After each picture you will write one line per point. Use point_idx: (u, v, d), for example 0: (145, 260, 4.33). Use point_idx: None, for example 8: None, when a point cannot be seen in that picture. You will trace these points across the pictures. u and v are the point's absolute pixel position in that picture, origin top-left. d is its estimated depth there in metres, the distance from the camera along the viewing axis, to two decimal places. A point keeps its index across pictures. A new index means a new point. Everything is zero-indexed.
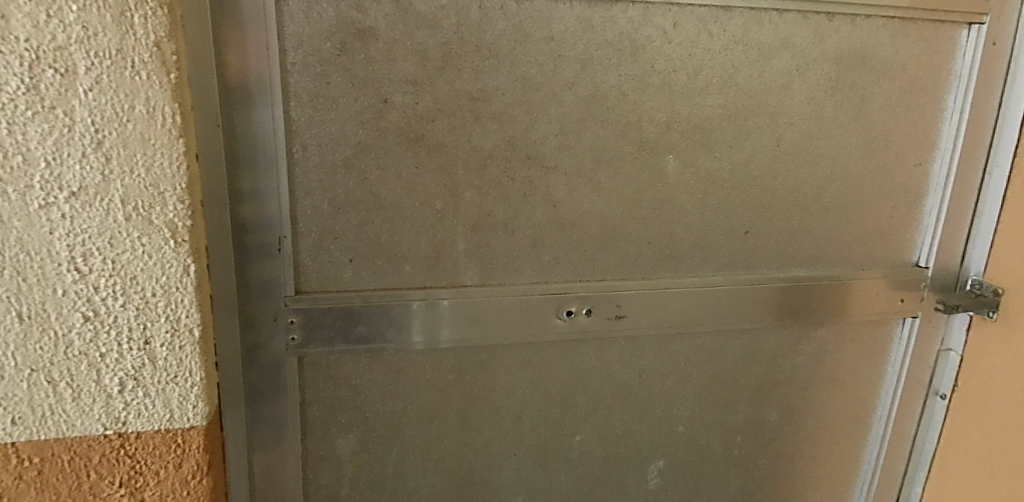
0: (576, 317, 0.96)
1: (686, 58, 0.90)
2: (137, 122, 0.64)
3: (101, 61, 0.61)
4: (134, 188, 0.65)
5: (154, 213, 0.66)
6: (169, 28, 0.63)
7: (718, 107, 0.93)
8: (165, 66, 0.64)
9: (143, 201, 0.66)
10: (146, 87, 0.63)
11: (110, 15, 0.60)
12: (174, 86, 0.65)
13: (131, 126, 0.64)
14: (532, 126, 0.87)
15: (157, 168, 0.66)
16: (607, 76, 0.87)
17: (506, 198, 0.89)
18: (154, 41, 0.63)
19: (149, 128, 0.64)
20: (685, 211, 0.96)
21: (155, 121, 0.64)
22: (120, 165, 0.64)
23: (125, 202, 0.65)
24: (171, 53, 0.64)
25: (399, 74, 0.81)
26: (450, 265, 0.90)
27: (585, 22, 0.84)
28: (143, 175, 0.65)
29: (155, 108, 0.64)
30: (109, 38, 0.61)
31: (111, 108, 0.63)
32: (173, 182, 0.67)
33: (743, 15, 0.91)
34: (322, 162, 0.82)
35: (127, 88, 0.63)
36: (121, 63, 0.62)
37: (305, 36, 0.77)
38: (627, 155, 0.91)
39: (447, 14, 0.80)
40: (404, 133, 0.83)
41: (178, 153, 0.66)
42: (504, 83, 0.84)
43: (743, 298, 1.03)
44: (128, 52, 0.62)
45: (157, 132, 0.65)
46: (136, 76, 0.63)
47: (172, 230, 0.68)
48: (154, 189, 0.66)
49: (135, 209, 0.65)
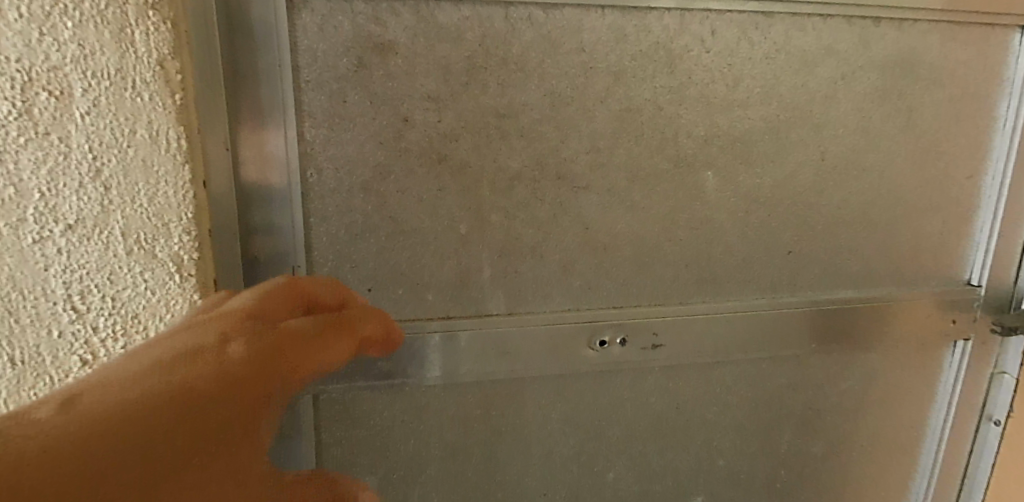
0: (610, 347, 0.89)
1: (725, 69, 0.84)
2: (138, 147, 0.58)
3: (99, 82, 0.56)
4: (135, 219, 0.60)
5: (157, 246, 0.61)
6: (174, 45, 0.58)
7: (759, 119, 0.87)
8: (169, 86, 0.58)
9: (146, 233, 0.60)
10: (148, 109, 0.58)
11: (108, 32, 0.55)
12: (180, 108, 0.59)
13: (132, 151, 0.58)
14: (562, 144, 0.81)
15: (160, 197, 0.60)
16: (641, 88, 0.81)
17: (535, 221, 0.83)
18: (156, 60, 0.57)
19: (151, 154, 0.59)
20: (725, 231, 0.90)
21: (157, 146, 0.59)
22: (119, 195, 0.59)
23: (126, 235, 0.60)
24: (176, 72, 0.59)
25: (420, 90, 0.75)
26: (475, 293, 0.84)
27: (618, 31, 0.79)
28: (145, 206, 0.60)
29: (157, 131, 0.59)
30: (107, 58, 0.56)
31: (109, 133, 0.57)
32: (178, 212, 0.61)
33: (785, 20, 0.85)
34: (338, 186, 0.76)
35: (127, 111, 0.57)
36: (120, 84, 0.57)
37: (319, 52, 0.72)
38: (663, 173, 0.85)
39: (471, 25, 0.75)
40: (426, 154, 0.77)
41: (184, 180, 0.61)
42: (532, 98, 0.79)
43: (786, 323, 0.96)
44: (128, 72, 0.57)
45: (161, 158, 0.59)
46: (137, 97, 0.57)
47: (177, 264, 0.62)
48: (157, 220, 0.60)
49: (135, 242, 0.60)
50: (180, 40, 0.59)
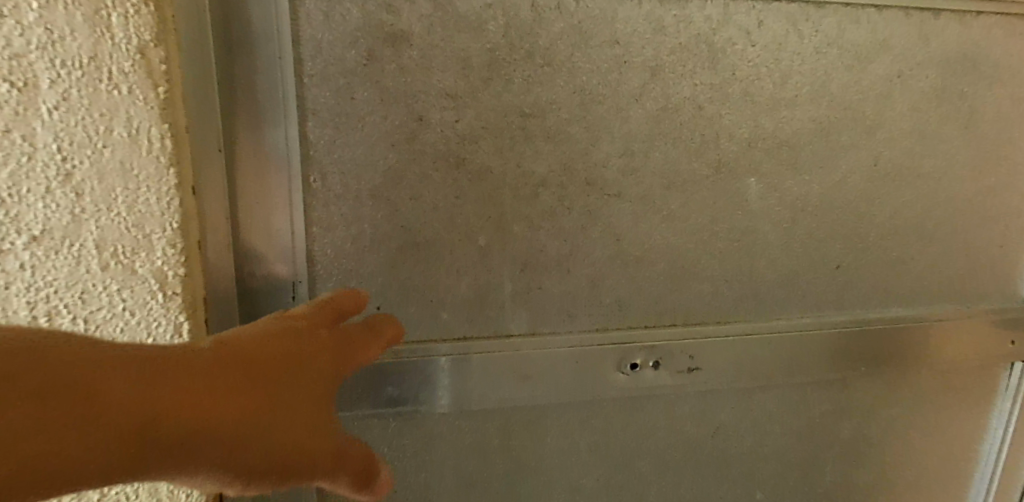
0: (642, 370, 0.81)
1: (773, 64, 0.76)
2: (115, 147, 0.51)
3: (69, 72, 0.48)
4: (111, 230, 0.52)
5: (137, 261, 0.53)
6: (157, 30, 0.50)
7: (808, 120, 0.79)
8: (151, 77, 0.50)
9: (124, 246, 0.52)
10: (126, 104, 0.50)
11: (80, 14, 0.48)
12: (164, 103, 0.52)
13: (107, 152, 0.50)
14: (592, 147, 0.73)
15: (141, 205, 0.52)
16: (680, 85, 0.73)
17: (561, 232, 0.75)
18: (136, 47, 0.49)
19: (130, 155, 0.51)
20: (769, 244, 0.82)
21: (137, 146, 0.51)
22: (93, 202, 0.51)
23: (100, 248, 0.52)
24: (159, 61, 0.51)
25: (437, 86, 0.67)
26: (494, 311, 0.76)
27: (655, 22, 0.71)
28: (124, 215, 0.52)
29: (137, 129, 0.51)
30: (79, 44, 0.48)
31: (81, 131, 0.49)
32: (161, 222, 0.53)
33: (838, 12, 0.76)
34: (344, 193, 0.68)
35: (102, 105, 0.49)
36: (94, 74, 0.49)
37: (325, 43, 0.64)
38: (703, 179, 0.77)
39: (494, 14, 0.67)
40: (442, 157, 0.70)
41: (168, 185, 0.53)
42: (560, 96, 0.71)
43: (835, 345, 0.87)
44: (103, 61, 0.49)
45: (141, 160, 0.51)
46: (113, 90, 0.49)
47: (160, 281, 0.54)
48: (137, 231, 0.53)
49: (112, 256, 0.52)
50: (165, 25, 0.51)
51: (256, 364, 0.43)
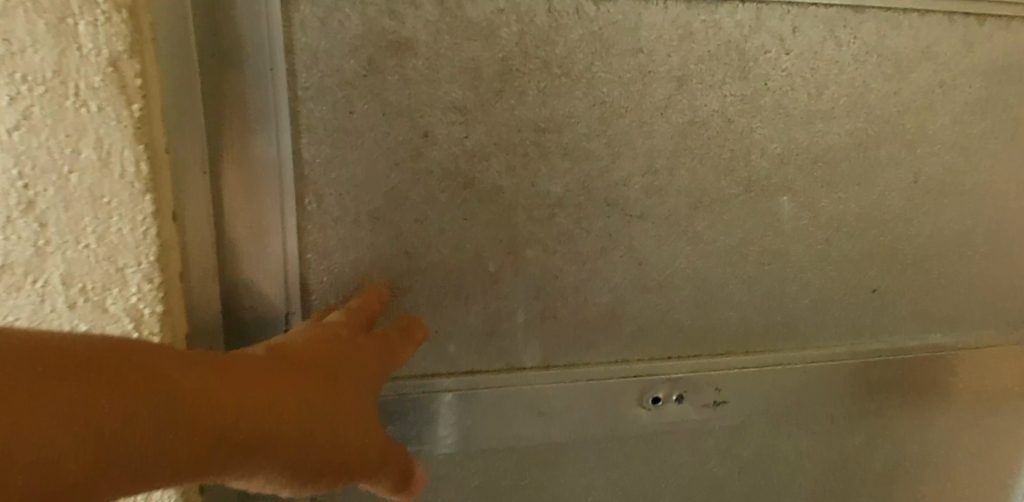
0: (664, 404, 0.75)
1: (808, 74, 0.69)
2: (83, 172, 0.45)
3: (30, 87, 0.42)
4: (79, 263, 0.46)
5: (110, 298, 0.47)
6: (132, 39, 0.44)
7: (845, 134, 0.72)
8: (125, 92, 0.44)
9: (95, 282, 0.47)
10: (96, 123, 0.44)
11: (41, 22, 0.42)
12: (139, 123, 0.45)
13: (74, 177, 0.45)
14: (612, 164, 0.67)
15: (113, 236, 0.46)
16: (708, 97, 0.67)
17: (578, 256, 0.69)
18: (107, 59, 0.43)
19: (101, 180, 0.45)
20: (801, 267, 0.76)
21: (108, 170, 0.45)
22: (59, 233, 0.45)
23: (67, 284, 0.46)
24: (133, 75, 0.45)
25: (444, 99, 0.62)
26: (506, 342, 0.70)
27: (681, 28, 0.65)
28: (94, 247, 0.46)
29: (108, 151, 0.45)
30: (40, 56, 0.42)
31: (43, 154, 0.44)
32: (137, 254, 0.47)
33: (878, 17, 0.69)
34: (343, 215, 0.62)
35: (67, 125, 0.44)
36: (59, 90, 0.43)
37: (322, 52, 0.58)
38: (731, 198, 0.71)
39: (507, 20, 0.61)
40: (449, 176, 0.64)
41: (144, 213, 0.47)
42: (578, 109, 0.65)
43: (872, 375, 0.81)
44: (69, 74, 0.43)
45: (114, 186, 0.46)
46: (81, 107, 0.43)
47: (135, 320, 0.48)
48: (109, 265, 0.47)
49: (81, 293, 0.46)
50: (141, 33, 0.45)
51: (283, 367, 0.44)
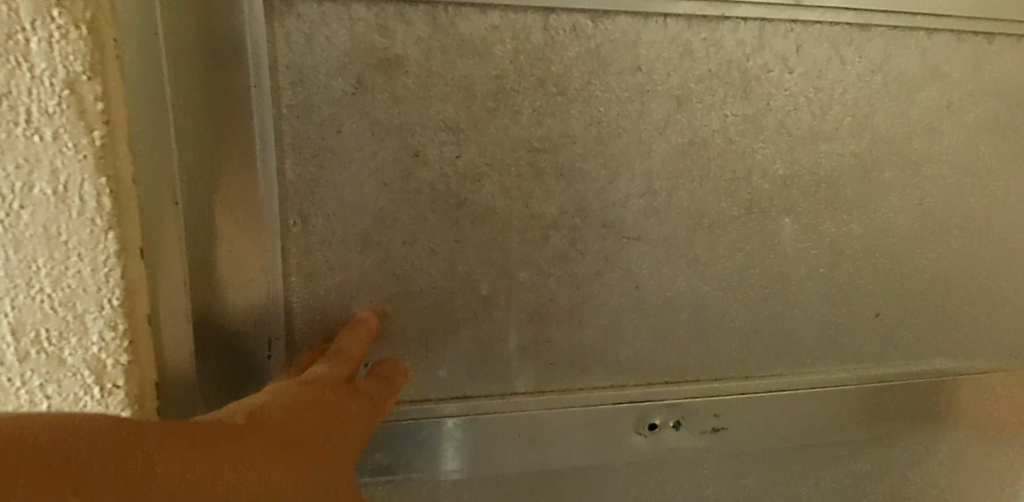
0: (661, 431, 0.73)
1: (812, 93, 0.67)
2: (35, 209, 0.43)
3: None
4: (30, 311, 0.45)
5: (66, 348, 0.46)
6: (91, 60, 0.43)
7: (851, 155, 0.70)
8: (84, 119, 0.43)
9: (49, 329, 0.45)
10: (52, 156, 0.43)
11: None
12: (100, 153, 0.44)
13: (27, 214, 0.43)
14: (610, 185, 0.65)
15: (69, 279, 0.45)
16: (709, 116, 0.65)
17: (574, 280, 0.67)
18: (64, 82, 0.43)
19: (56, 218, 0.44)
20: (803, 292, 0.74)
21: (65, 206, 0.44)
22: (9, 277, 0.44)
23: (17, 332, 0.45)
24: (95, 103, 0.44)
25: (435, 118, 0.60)
26: (498, 367, 0.68)
27: (682, 46, 0.63)
28: (49, 292, 0.45)
29: (65, 185, 0.44)
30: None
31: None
32: (97, 298, 0.46)
33: (882, 35, 0.67)
34: (330, 238, 0.60)
35: (17, 157, 0.42)
36: (10, 118, 0.42)
37: (308, 69, 0.56)
38: (733, 220, 0.69)
39: (501, 37, 0.59)
40: (440, 198, 0.62)
41: (106, 251, 0.46)
42: (575, 128, 0.63)
43: (876, 401, 0.79)
44: (20, 99, 0.42)
45: (71, 223, 0.44)
46: (34, 135, 0.42)
47: (96, 373, 0.47)
48: (66, 312, 0.45)
49: (35, 343, 0.45)
50: (102, 59, 0.44)
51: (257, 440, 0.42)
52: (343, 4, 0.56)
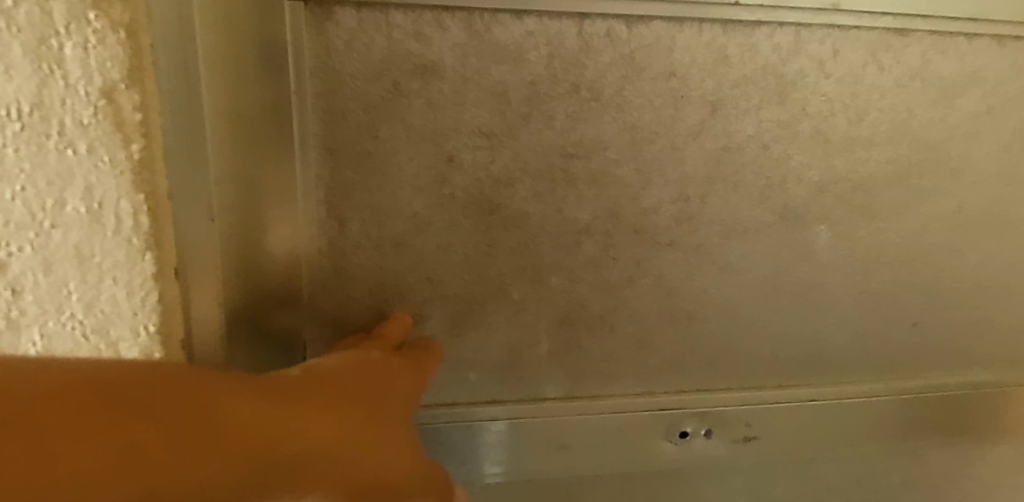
0: (691, 440, 0.72)
1: (849, 99, 0.66)
2: (66, 228, 0.41)
3: (3, 124, 0.38)
4: None
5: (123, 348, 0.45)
6: (129, 67, 0.40)
7: (887, 161, 0.69)
8: (122, 129, 0.40)
9: None
10: None
11: (17, 44, 0.37)
12: None
13: (57, 234, 0.41)
14: (642, 192, 0.65)
15: (101, 304, 0.43)
16: (743, 122, 0.65)
17: (605, 285, 0.67)
18: (100, 90, 0.39)
19: (90, 238, 0.42)
20: (838, 301, 0.72)
21: (99, 225, 0.42)
22: (36, 302, 0.42)
23: None
24: None
25: (470, 124, 0.61)
26: (528, 372, 0.68)
27: (717, 51, 0.62)
28: None
29: (99, 202, 0.41)
30: (17, 85, 0.38)
31: (20, 205, 0.40)
32: None
33: (922, 40, 0.66)
34: (365, 241, 0.62)
35: (48, 171, 0.40)
36: (40, 128, 0.39)
37: (347, 75, 0.57)
38: (767, 227, 0.68)
39: (536, 42, 0.59)
40: (473, 202, 0.63)
41: (143, 273, 0.44)
42: (608, 134, 0.63)
43: (911, 412, 0.77)
44: (52, 108, 0.39)
45: (105, 243, 0.42)
46: None
47: None
48: None
49: None
50: (142, 59, 0.41)
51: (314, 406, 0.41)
52: (381, 12, 0.56)
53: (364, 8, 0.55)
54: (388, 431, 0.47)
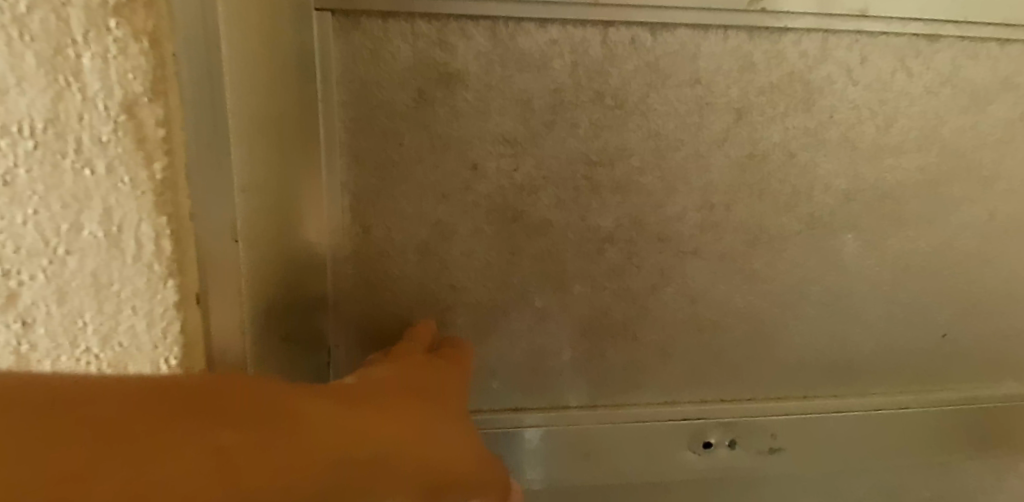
0: (715, 450, 0.71)
1: (877, 106, 0.65)
2: (82, 255, 0.30)
3: (12, 141, 0.28)
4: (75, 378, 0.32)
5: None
6: (154, 77, 0.29)
7: (917, 169, 0.68)
8: (144, 146, 0.30)
9: None
10: (104, 194, 0.30)
11: (30, 52, 0.27)
12: (164, 188, 0.31)
13: (73, 261, 0.30)
14: (666, 199, 0.65)
15: (120, 338, 0.32)
16: (769, 129, 0.64)
17: (628, 293, 0.67)
18: (121, 103, 0.29)
19: (108, 264, 0.31)
20: (866, 310, 0.71)
21: (119, 251, 0.31)
22: (49, 336, 0.31)
23: None
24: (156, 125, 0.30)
25: (494, 131, 0.61)
26: (550, 380, 0.68)
27: (742, 58, 0.62)
28: (96, 353, 0.32)
29: (118, 225, 0.30)
30: (28, 99, 0.28)
31: (30, 229, 0.29)
32: (154, 360, 0.33)
33: (952, 46, 0.65)
34: (389, 247, 0.63)
35: (63, 192, 0.29)
36: (54, 146, 0.28)
37: (373, 83, 0.59)
38: (793, 235, 0.68)
39: (560, 51, 0.60)
40: (497, 209, 0.63)
41: (164, 304, 0.32)
42: (632, 141, 0.63)
43: (942, 426, 0.75)
44: (68, 123, 0.28)
45: (124, 271, 0.31)
46: (84, 169, 0.29)
47: None
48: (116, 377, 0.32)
49: None
50: (166, 70, 0.29)
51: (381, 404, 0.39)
52: (406, 21, 0.58)
53: (389, 18, 0.57)
54: (446, 423, 0.45)
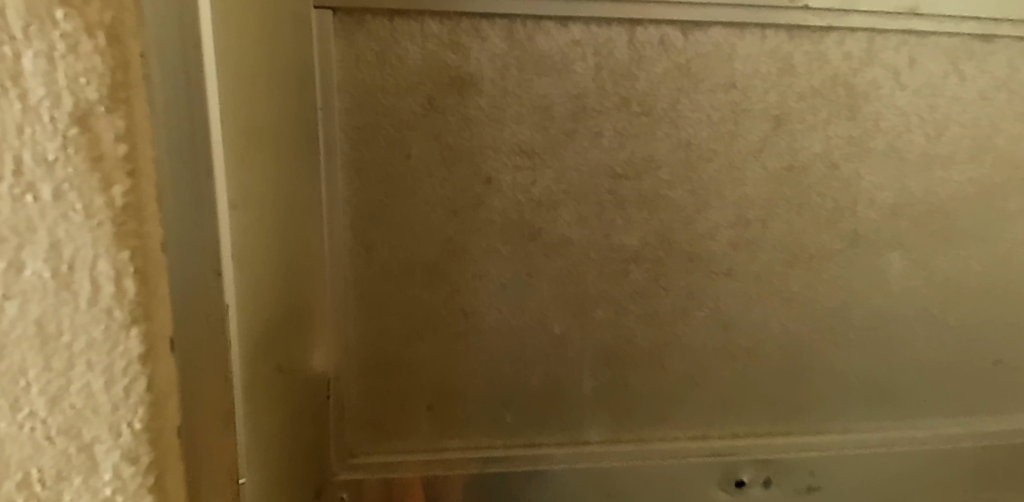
0: (749, 490, 0.65)
1: (927, 113, 0.60)
2: (25, 300, 0.21)
3: None
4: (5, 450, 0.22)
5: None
6: (115, 81, 0.20)
7: (969, 181, 0.62)
8: (100, 168, 0.20)
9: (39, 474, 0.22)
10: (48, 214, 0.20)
11: None
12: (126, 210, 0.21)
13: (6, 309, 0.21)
14: (697, 215, 0.59)
15: (71, 402, 0.22)
16: (810, 138, 0.59)
17: (654, 318, 0.61)
18: (71, 116, 0.20)
19: (57, 310, 0.21)
20: (912, 336, 0.65)
21: (69, 296, 0.21)
22: None
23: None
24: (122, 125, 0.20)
25: (509, 141, 0.55)
26: (569, 413, 0.62)
27: (782, 60, 0.57)
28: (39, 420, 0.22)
29: (70, 262, 0.21)
30: None
31: None
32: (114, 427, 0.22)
33: (1009, 47, 0.59)
34: (394, 268, 0.57)
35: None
36: None
37: (377, 88, 0.53)
38: (835, 254, 0.62)
39: (583, 52, 0.54)
40: (513, 227, 0.57)
41: (126, 361, 0.22)
42: (660, 151, 0.57)
43: (993, 461, 0.69)
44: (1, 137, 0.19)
45: (76, 318, 0.21)
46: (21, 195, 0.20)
47: None
48: (66, 444, 0.22)
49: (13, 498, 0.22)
50: (133, 74, 0.20)
51: None
52: (415, 20, 0.52)
53: (396, 16, 0.52)
54: None
